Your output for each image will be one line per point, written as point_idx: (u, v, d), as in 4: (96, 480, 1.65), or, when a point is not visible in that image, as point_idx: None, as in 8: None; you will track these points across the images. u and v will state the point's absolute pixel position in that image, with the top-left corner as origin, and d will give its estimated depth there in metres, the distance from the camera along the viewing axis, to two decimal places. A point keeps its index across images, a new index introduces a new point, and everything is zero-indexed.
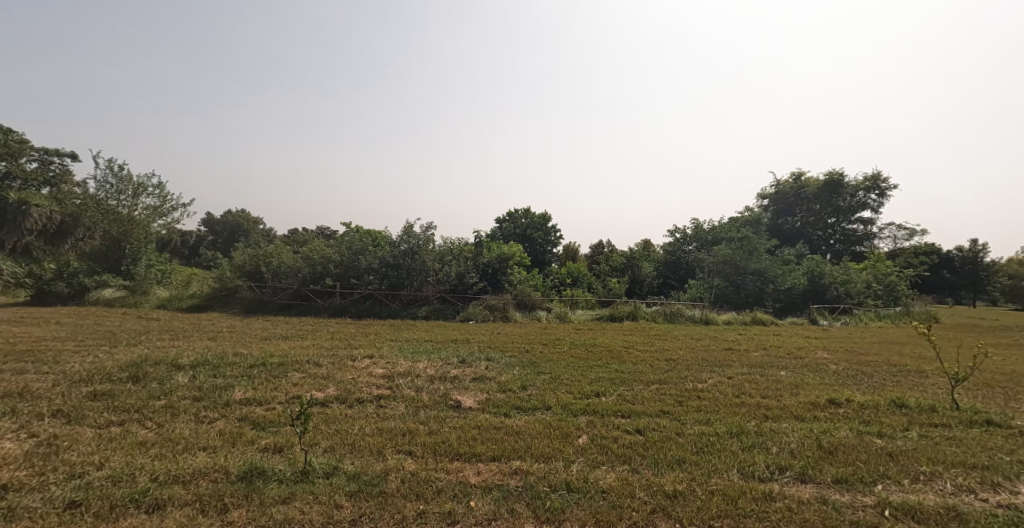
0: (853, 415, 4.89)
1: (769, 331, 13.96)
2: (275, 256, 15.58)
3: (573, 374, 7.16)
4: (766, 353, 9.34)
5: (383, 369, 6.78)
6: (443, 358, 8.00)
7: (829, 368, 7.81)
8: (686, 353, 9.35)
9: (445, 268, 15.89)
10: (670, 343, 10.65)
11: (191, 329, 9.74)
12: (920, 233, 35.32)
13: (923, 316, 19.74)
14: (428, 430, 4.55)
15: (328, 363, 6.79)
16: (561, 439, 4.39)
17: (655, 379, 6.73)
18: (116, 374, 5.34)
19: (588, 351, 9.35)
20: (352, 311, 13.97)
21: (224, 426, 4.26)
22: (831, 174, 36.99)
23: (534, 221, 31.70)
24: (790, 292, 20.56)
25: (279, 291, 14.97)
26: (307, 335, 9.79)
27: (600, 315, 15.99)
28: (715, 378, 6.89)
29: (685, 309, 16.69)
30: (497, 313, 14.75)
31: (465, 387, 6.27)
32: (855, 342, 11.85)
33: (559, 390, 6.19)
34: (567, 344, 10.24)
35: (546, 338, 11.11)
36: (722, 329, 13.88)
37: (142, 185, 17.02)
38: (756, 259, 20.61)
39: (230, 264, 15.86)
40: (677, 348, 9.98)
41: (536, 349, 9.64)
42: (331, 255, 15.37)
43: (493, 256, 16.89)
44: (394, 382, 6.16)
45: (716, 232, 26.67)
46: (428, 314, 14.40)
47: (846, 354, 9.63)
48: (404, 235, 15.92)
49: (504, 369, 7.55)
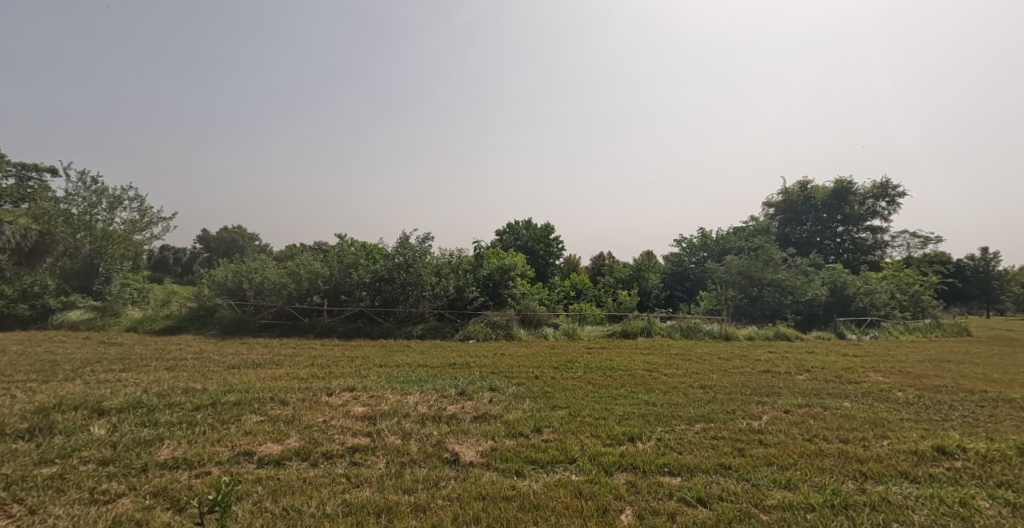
0: (982, 474, 3.69)
1: (799, 347, 12.73)
2: (259, 272, 14.42)
3: (595, 408, 5.94)
4: (812, 376, 8.10)
5: (364, 407, 5.55)
6: (438, 388, 6.78)
7: (896, 395, 6.58)
8: (720, 376, 8.11)
9: (442, 282, 14.76)
10: (696, 364, 9.39)
11: (151, 356, 8.51)
12: (934, 241, 34.19)
13: (953, 328, 18.54)
14: (415, 506, 3.33)
15: (298, 400, 5.56)
16: (598, 520, 3.18)
17: (698, 415, 5.50)
18: (9, 426, 4.09)
19: (606, 376, 8.13)
20: (341, 330, 12.73)
21: (127, 508, 3.04)
22: (839, 181, 36.07)
23: (535, 232, 30.60)
24: (811, 304, 19.32)
25: (262, 310, 13.76)
26: (283, 361, 8.54)
27: (611, 332, 14.76)
28: (770, 412, 5.66)
29: (702, 323, 15.48)
30: (500, 330, 13.53)
31: (464, 430, 5.04)
32: (900, 361, 10.60)
33: (582, 433, 4.96)
34: (580, 367, 9.01)
35: (555, 360, 9.88)
36: (747, 347, 12.65)
37: (119, 198, 15.90)
38: (772, 269, 19.47)
39: (210, 281, 14.68)
40: (707, 370, 8.74)
41: (545, 374, 8.41)
42: (318, 270, 14.15)
43: (494, 267, 15.67)
44: (377, 426, 4.94)
45: (725, 241, 25.55)
46: (425, 333, 13.17)
47: (902, 375, 8.40)
48: (399, 246, 14.76)
49: (512, 402, 6.31)
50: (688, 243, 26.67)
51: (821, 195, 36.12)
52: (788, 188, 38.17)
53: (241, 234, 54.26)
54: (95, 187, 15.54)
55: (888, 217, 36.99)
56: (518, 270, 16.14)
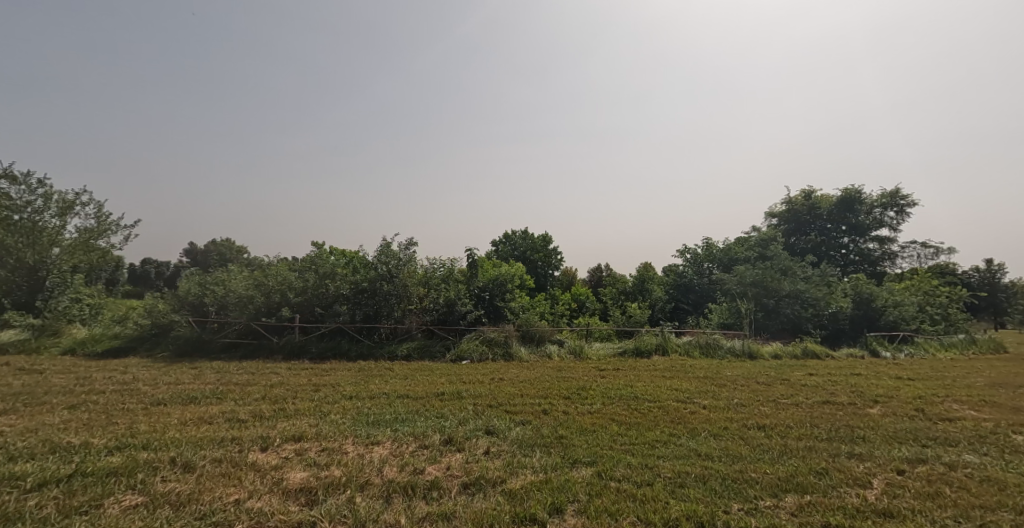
0: None
1: (840, 369, 11.12)
2: (225, 284, 12.73)
3: (634, 468, 4.27)
4: (888, 410, 6.49)
5: (306, 471, 3.87)
6: (417, 433, 5.09)
7: (1022, 442, 4.99)
8: (773, 410, 6.51)
9: (432, 294, 13.20)
10: (735, 392, 7.79)
11: (60, 389, 6.75)
12: (947, 251, 32.80)
13: (989, 345, 17.05)
14: None
15: (214, 460, 3.87)
16: None
17: (785, 482, 3.86)
18: None
19: (632, 411, 6.52)
20: (314, 351, 11.05)
21: None
22: (846, 191, 34.86)
23: (533, 242, 29.16)
24: (835, 318, 17.83)
25: (225, 327, 12.04)
26: (227, 393, 6.83)
27: (623, 350, 13.13)
28: (878, 472, 4.04)
29: (722, 339, 13.93)
30: (497, 349, 11.88)
31: (449, 513, 3.36)
32: (967, 385, 9.04)
33: (627, 518, 3.30)
34: (596, 397, 7.38)
35: (564, 387, 8.24)
36: (780, 367, 11.06)
37: (72, 204, 14.27)
38: (790, 280, 18.01)
39: (169, 294, 12.94)
40: (753, 400, 7.14)
41: (555, 409, 6.74)
42: (291, 281, 12.47)
43: (489, 278, 14.17)
44: (316, 511, 3.26)
45: (731, 252, 24.15)
46: (412, 353, 11.50)
47: (994, 408, 6.82)
48: (381, 254, 13.16)
49: (519, 457, 4.63)
50: (694, 253, 25.10)
51: (827, 205, 34.87)
52: (792, 197, 36.91)
53: (229, 247, 52.41)
54: (43, 190, 13.87)
55: (896, 227, 35.78)
56: (515, 282, 14.59)
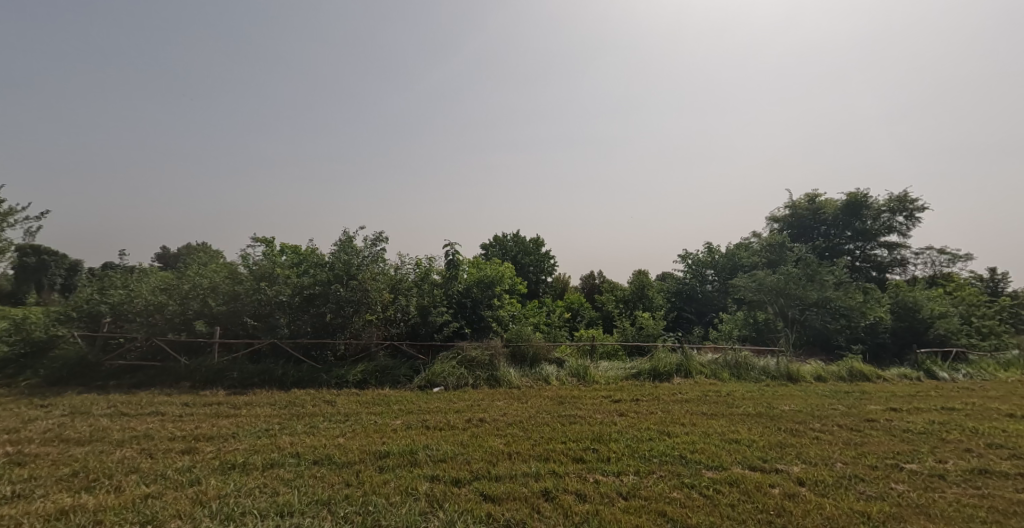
0: None
1: (917, 402, 8.64)
2: (132, 287, 9.93)
3: None
4: None
5: None
6: None
7: None
8: (921, 495, 3.95)
9: (399, 302, 10.57)
10: (828, 447, 5.25)
11: None
12: (963, 259, 30.68)
13: None
14: None
15: None
16: None
17: None
18: None
19: (690, 500, 3.90)
20: (236, 377, 8.33)
21: None
22: (852, 195, 32.85)
23: (524, 245, 26.80)
24: (874, 331, 15.67)
25: (126, 344, 9.26)
26: (16, 465, 4.08)
27: (636, 372, 10.54)
28: None
29: (753, 357, 11.47)
30: (480, 372, 9.26)
31: None
32: None
33: None
34: (626, 462, 4.78)
35: (572, 438, 5.61)
36: (842, 399, 8.59)
37: None
38: (820, 287, 15.60)
39: (59, 302, 10.07)
40: (869, 469, 4.57)
41: (563, 490, 4.10)
42: (216, 282, 9.69)
43: (470, 282, 11.62)
44: None
45: (741, 256, 21.79)
46: (368, 378, 8.81)
47: None
48: (340, 251, 10.48)
49: None
50: (694, 259, 22.67)
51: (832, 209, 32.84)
52: (795, 202, 34.85)
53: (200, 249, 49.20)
54: None
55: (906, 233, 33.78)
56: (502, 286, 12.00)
